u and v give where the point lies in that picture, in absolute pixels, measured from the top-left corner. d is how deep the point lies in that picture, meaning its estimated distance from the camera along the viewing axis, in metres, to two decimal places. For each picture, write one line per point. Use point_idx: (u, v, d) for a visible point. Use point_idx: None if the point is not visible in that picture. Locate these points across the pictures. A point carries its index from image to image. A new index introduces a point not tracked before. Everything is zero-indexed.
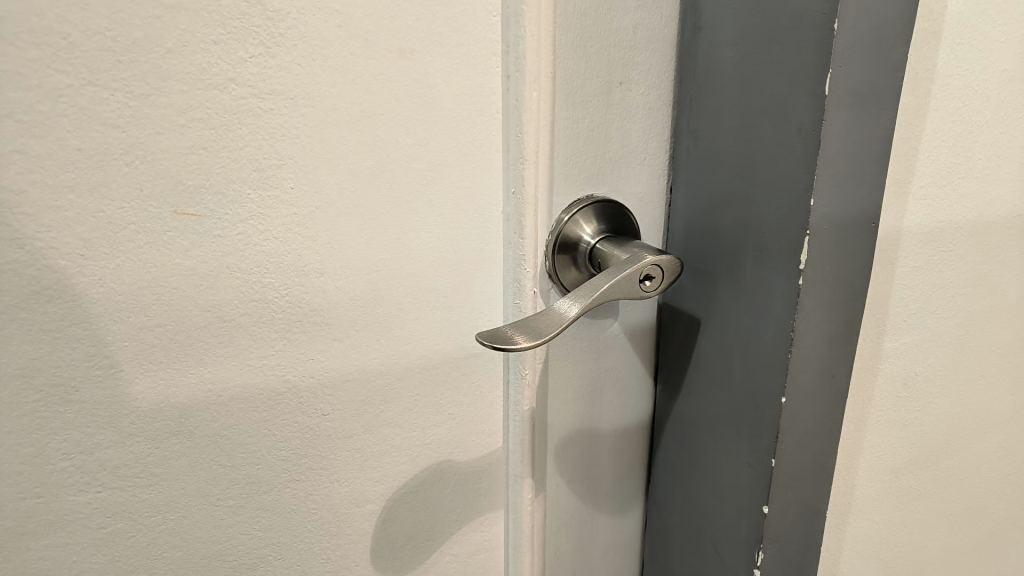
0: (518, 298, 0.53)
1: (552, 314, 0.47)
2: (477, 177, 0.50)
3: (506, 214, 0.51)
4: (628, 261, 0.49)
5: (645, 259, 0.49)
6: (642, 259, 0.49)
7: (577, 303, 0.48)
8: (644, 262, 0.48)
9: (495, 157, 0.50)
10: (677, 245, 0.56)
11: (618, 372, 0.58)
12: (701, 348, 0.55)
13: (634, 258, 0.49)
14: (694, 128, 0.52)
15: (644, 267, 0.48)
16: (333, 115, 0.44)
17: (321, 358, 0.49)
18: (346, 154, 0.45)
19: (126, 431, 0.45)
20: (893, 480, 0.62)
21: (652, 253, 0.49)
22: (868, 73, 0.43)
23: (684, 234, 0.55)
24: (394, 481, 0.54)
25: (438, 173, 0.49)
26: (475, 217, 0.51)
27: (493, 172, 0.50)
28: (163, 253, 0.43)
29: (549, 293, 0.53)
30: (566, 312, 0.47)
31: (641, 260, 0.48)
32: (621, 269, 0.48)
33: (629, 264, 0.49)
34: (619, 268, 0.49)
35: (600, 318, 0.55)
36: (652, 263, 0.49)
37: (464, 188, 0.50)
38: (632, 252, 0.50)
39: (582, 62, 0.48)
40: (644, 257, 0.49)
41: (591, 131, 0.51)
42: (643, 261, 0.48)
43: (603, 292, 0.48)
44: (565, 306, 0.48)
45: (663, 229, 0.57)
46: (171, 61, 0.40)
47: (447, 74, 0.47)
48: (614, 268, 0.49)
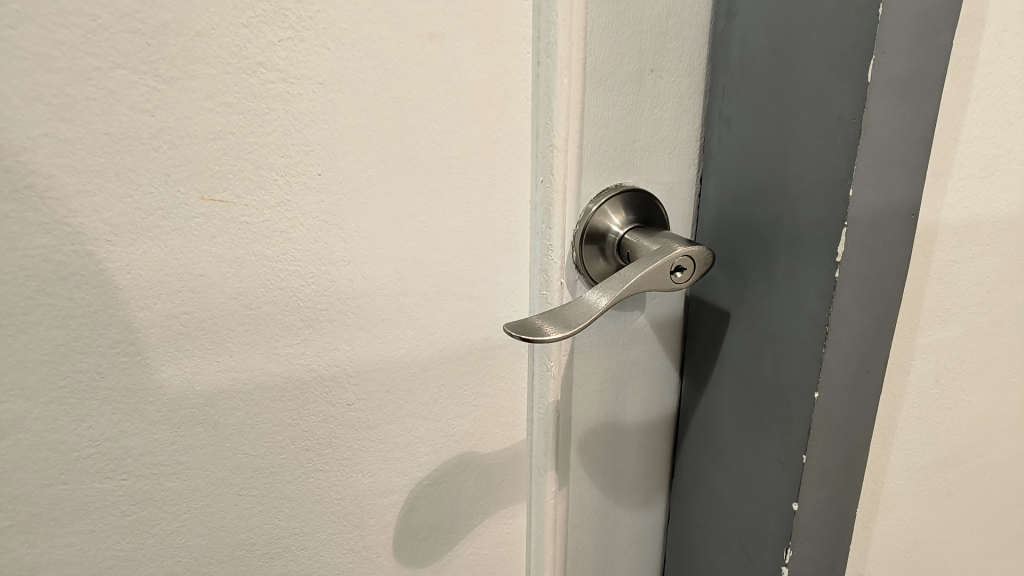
0: (545, 289, 0.52)
1: (581, 304, 0.47)
2: (505, 166, 0.49)
3: (533, 203, 0.51)
4: (658, 252, 0.48)
5: (676, 251, 0.47)
6: (673, 250, 0.47)
7: (606, 294, 0.47)
8: (675, 254, 0.47)
9: (524, 145, 0.49)
10: (707, 237, 0.55)
11: (643, 365, 0.58)
12: (730, 341, 0.54)
13: (665, 248, 0.48)
14: (726, 117, 0.51)
15: (674, 259, 0.47)
16: (362, 101, 0.44)
17: (347, 347, 0.48)
18: (374, 141, 0.45)
19: (152, 418, 0.44)
20: (922, 478, 0.61)
21: (683, 244, 0.48)
22: (911, 60, 0.42)
23: (714, 226, 0.54)
24: (417, 473, 0.53)
25: (466, 161, 0.48)
26: (503, 206, 0.50)
27: (520, 161, 0.50)
28: (190, 240, 0.42)
29: (576, 284, 0.53)
30: (595, 303, 0.46)
31: (671, 251, 0.47)
32: (651, 261, 0.47)
33: (659, 255, 0.48)
34: (648, 259, 0.48)
35: (627, 310, 0.55)
36: (683, 255, 0.47)
37: (492, 176, 0.49)
38: (663, 243, 0.49)
39: (614, 49, 0.47)
40: (675, 248, 0.48)
41: (621, 120, 0.50)
42: (673, 252, 0.47)
43: (633, 283, 0.47)
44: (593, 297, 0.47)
45: (692, 220, 0.56)
46: (200, 44, 0.39)
47: (476, 60, 0.46)
48: (644, 259, 0.48)
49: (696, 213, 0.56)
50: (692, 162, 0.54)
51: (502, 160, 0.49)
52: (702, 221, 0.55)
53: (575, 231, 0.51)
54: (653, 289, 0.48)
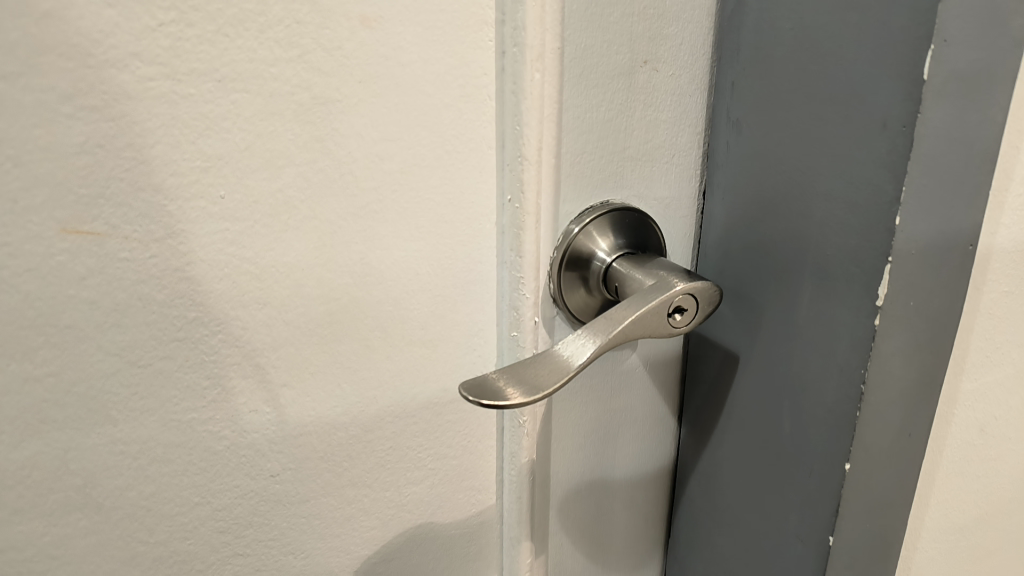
0: (515, 329, 0.43)
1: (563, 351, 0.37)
2: (464, 181, 0.40)
3: (500, 225, 0.41)
4: (655, 286, 0.39)
5: (678, 286, 0.38)
6: (674, 286, 0.38)
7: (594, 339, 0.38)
8: (677, 290, 0.38)
9: (488, 155, 0.40)
10: (710, 264, 0.46)
11: (636, 412, 0.49)
12: (739, 390, 0.45)
13: (664, 282, 0.39)
14: (735, 120, 0.42)
15: (675, 297, 0.38)
16: (275, 103, 0.34)
17: (268, 408, 0.39)
18: (294, 153, 0.35)
19: (14, 506, 0.35)
20: (960, 539, 0.52)
21: (684, 280, 0.39)
22: (978, 51, 0.32)
23: (719, 252, 0.45)
24: (362, 550, 0.44)
25: (415, 176, 0.38)
26: (462, 232, 0.41)
27: (484, 174, 0.40)
28: (52, 284, 0.33)
29: (554, 322, 0.43)
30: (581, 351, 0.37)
31: (672, 287, 0.38)
32: (647, 297, 0.38)
33: (656, 291, 0.38)
34: (643, 295, 0.38)
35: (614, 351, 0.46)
36: (685, 292, 0.38)
37: (448, 194, 0.39)
38: (661, 276, 0.40)
39: (596, 35, 0.38)
40: (676, 283, 0.38)
41: (607, 123, 0.40)
42: (675, 288, 0.38)
43: (621, 330, 0.38)
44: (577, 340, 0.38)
45: (694, 243, 0.46)
46: (49, 29, 0.30)
47: (425, 50, 0.36)
48: (636, 296, 0.39)
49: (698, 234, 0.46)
50: (694, 173, 0.45)
51: (461, 173, 0.39)
52: (706, 243, 0.46)
53: (552, 258, 0.42)
54: (648, 335, 0.39)
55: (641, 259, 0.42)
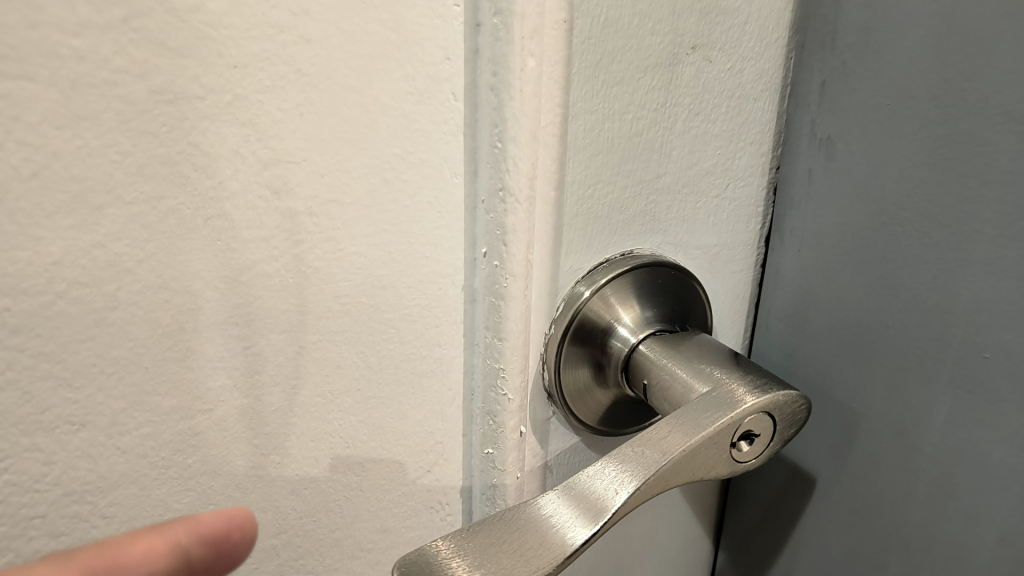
0: (490, 444, 0.28)
1: (571, 501, 0.23)
2: (414, 226, 0.25)
3: (469, 291, 0.27)
4: (711, 392, 0.25)
5: (750, 396, 0.25)
6: (743, 398, 0.25)
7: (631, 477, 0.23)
8: (749, 406, 0.24)
9: (450, 186, 0.25)
10: (771, 342, 0.32)
11: (658, 539, 0.35)
12: (814, 526, 0.31)
13: (724, 387, 0.25)
14: (823, 138, 0.28)
15: (745, 418, 0.24)
16: (84, 98, 0.19)
17: None
18: (120, 184, 0.21)
19: None
20: None
21: (755, 389, 0.25)
22: None
23: (790, 327, 0.31)
24: None
25: (333, 219, 0.24)
26: (410, 299, 0.26)
27: (443, 214, 0.25)
28: None
29: (548, 425, 0.30)
30: (606, 503, 0.23)
31: (741, 399, 0.25)
32: (703, 410, 0.24)
33: (715, 402, 0.25)
34: (694, 403, 0.25)
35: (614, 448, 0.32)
36: (760, 411, 0.25)
37: (388, 247, 0.25)
38: (721, 377, 0.26)
39: (621, 3, 0.25)
40: (748, 393, 0.25)
41: (633, 138, 0.27)
42: (745, 403, 0.24)
43: (665, 472, 0.23)
44: (603, 475, 0.23)
45: (747, 308, 0.33)
46: None
47: (349, 17, 0.22)
48: (683, 411, 0.24)
49: (756, 296, 0.33)
50: (753, 211, 0.31)
51: (410, 213, 0.25)
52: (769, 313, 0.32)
53: (549, 335, 0.28)
54: (704, 478, 0.24)
55: (679, 340, 0.29)
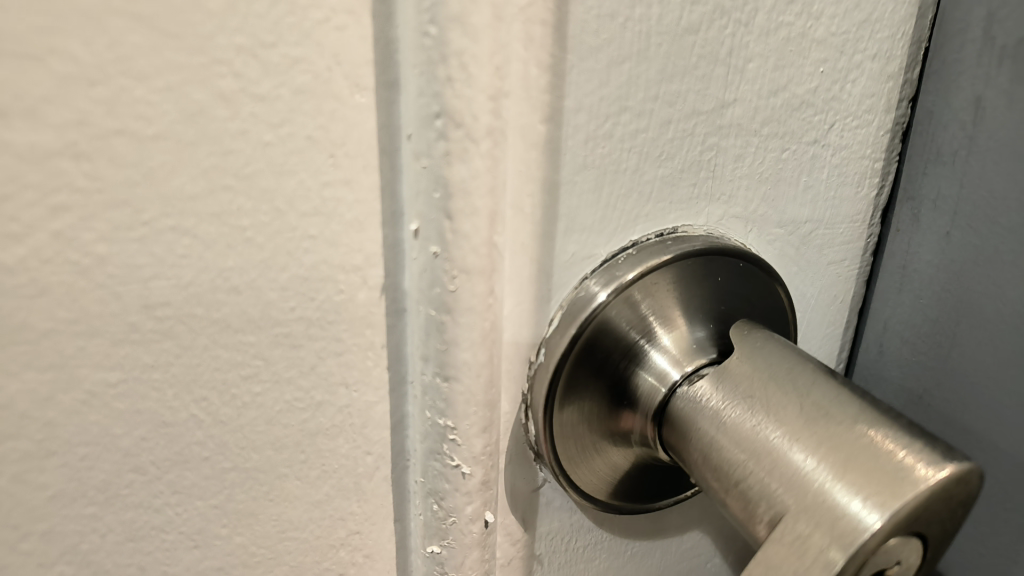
0: (436, 539, 0.17)
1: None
2: (285, 182, 0.14)
3: (394, 296, 0.16)
4: (798, 526, 0.14)
5: (846, 543, 0.13)
6: (843, 541, 0.13)
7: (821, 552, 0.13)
8: (862, 551, 0.13)
9: (349, 111, 0.14)
10: (886, 373, 0.21)
11: None
12: None
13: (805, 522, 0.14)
14: (1009, 46, 0.17)
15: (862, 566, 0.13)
16: None
17: None
18: None
19: None
20: None
21: (875, 499, 0.13)
22: None
23: (926, 355, 0.20)
24: None
25: (124, 168, 0.13)
26: (288, 310, 0.15)
27: (341, 161, 0.14)
28: None
29: (535, 498, 0.19)
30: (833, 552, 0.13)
31: (845, 542, 0.13)
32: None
33: (795, 566, 0.13)
34: (764, 575, 0.14)
35: (644, 522, 0.21)
36: (889, 541, 0.13)
37: (238, 219, 0.14)
38: (793, 478, 0.14)
39: None
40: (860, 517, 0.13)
41: (684, 37, 0.16)
42: (857, 547, 0.13)
43: None
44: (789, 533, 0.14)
45: (848, 316, 0.22)
46: None
47: None
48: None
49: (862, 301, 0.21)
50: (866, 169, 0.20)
51: (274, 156, 0.13)
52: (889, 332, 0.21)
53: (536, 365, 0.17)
54: None
55: (721, 375, 0.17)
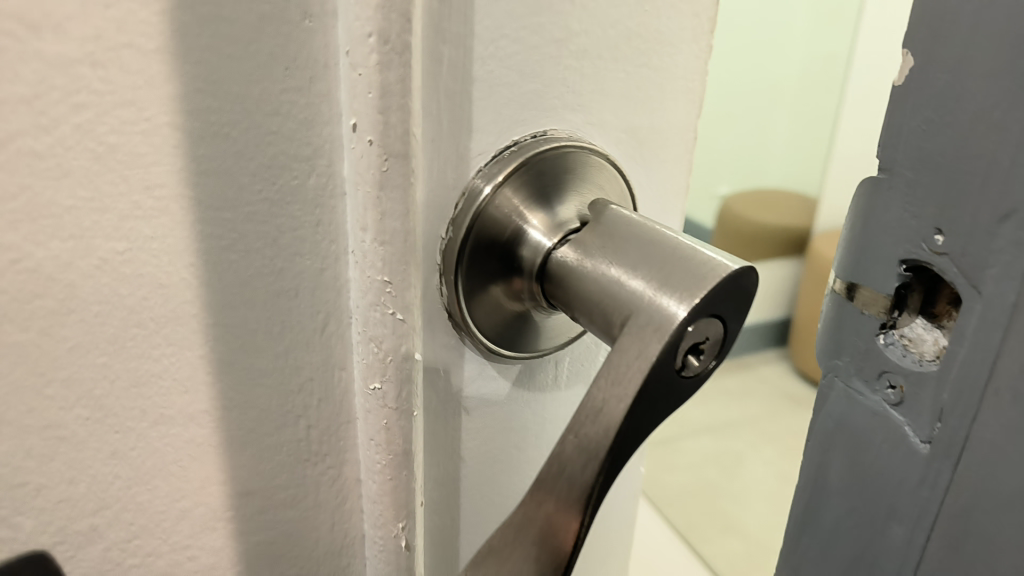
0: (376, 377, 0.22)
1: (623, 362, 0.20)
2: (252, 88, 0.18)
3: (338, 180, 0.20)
4: (636, 323, 0.20)
5: (663, 329, 0.19)
6: (661, 326, 0.19)
7: (647, 333, 0.19)
8: (674, 331, 0.19)
9: (300, 33, 0.18)
10: (834, 412, 0.22)
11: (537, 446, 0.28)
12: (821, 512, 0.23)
13: (659, 292, 0.20)
14: None
15: (676, 340, 0.19)
16: None
17: None
18: None
19: None
20: None
21: (683, 298, 0.19)
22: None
23: (931, 522, 0.20)
24: None
25: (130, 75, 0.16)
26: (255, 192, 0.19)
27: (295, 72, 0.18)
28: None
29: (450, 348, 0.25)
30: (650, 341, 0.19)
31: (662, 326, 0.19)
32: (633, 355, 0.19)
33: (639, 344, 0.19)
34: (615, 353, 0.20)
35: (536, 374, 0.27)
36: (692, 322, 0.19)
37: (216, 117, 0.18)
38: (635, 294, 0.20)
39: None
40: (672, 310, 0.19)
41: None
42: (669, 328, 0.19)
43: (619, 457, 0.19)
44: (632, 327, 0.20)
45: (860, 321, 0.21)
46: None
47: None
48: (611, 359, 0.20)
49: (873, 304, 0.21)
50: (881, 155, 0.20)
51: (244, 68, 0.18)
52: (909, 321, 0.21)
53: (446, 241, 0.23)
54: (665, 416, 0.20)
55: (586, 240, 0.23)
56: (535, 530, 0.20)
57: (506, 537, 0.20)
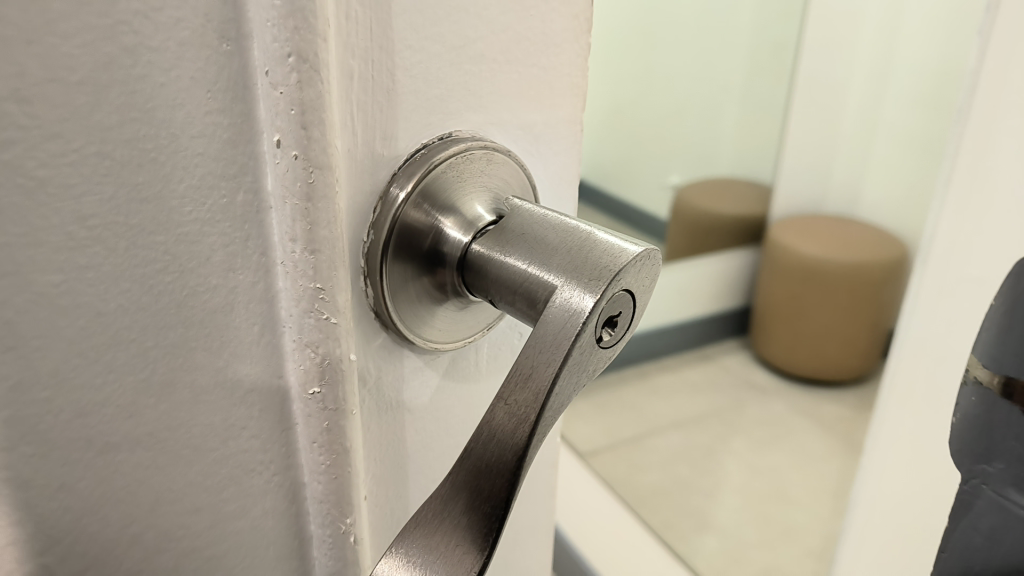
0: (314, 383, 0.23)
1: (551, 331, 0.21)
2: (176, 112, 0.18)
3: (264, 195, 0.21)
4: (561, 299, 0.22)
5: (584, 303, 0.21)
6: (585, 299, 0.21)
7: (571, 306, 0.21)
8: (595, 304, 0.21)
9: (220, 57, 0.19)
10: None
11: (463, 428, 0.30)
12: None
13: (585, 268, 0.22)
14: None
15: (597, 313, 0.21)
16: None
17: None
18: None
19: None
20: None
21: (604, 273, 0.21)
22: None
23: None
24: None
25: (57, 109, 0.17)
26: (187, 213, 0.19)
27: (217, 95, 0.19)
28: None
29: (378, 346, 0.26)
30: (574, 314, 0.21)
31: (585, 301, 0.21)
32: (558, 326, 0.21)
33: (564, 316, 0.21)
34: (541, 325, 0.21)
35: (460, 362, 0.29)
36: (609, 297, 0.21)
37: (144, 143, 0.18)
38: (559, 274, 0.22)
39: None
40: (594, 285, 0.21)
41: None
42: (591, 302, 0.21)
43: (543, 420, 0.21)
44: (557, 303, 0.21)
45: None
46: None
47: None
48: (540, 330, 0.21)
49: None
50: None
51: (167, 93, 0.18)
52: None
53: (369, 243, 0.24)
54: (578, 386, 0.22)
55: (501, 233, 0.25)
56: (469, 492, 0.21)
57: (442, 499, 0.22)
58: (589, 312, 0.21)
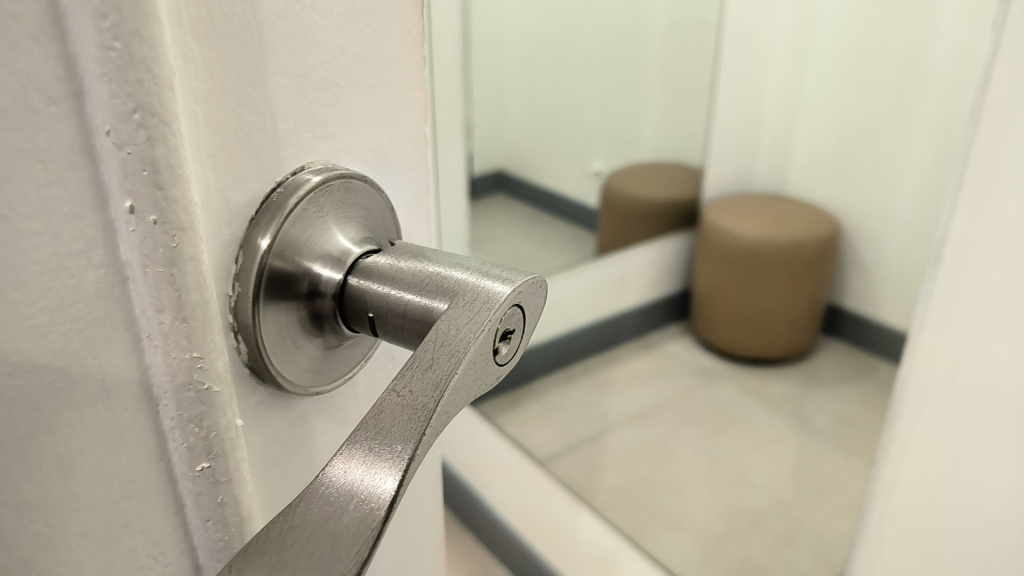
0: (203, 458, 0.21)
1: (459, 321, 0.21)
2: (5, 191, 0.16)
3: (117, 267, 0.18)
4: (457, 310, 0.21)
5: (489, 309, 0.21)
6: (488, 304, 0.21)
7: (472, 307, 0.21)
8: (499, 306, 0.21)
9: (49, 121, 0.16)
10: None
11: None
12: None
13: (479, 277, 0.22)
14: None
15: (500, 318, 0.21)
16: None
17: None
18: None
19: None
20: None
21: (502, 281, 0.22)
22: None
23: None
24: None
25: None
26: (33, 301, 0.17)
27: (49, 164, 0.16)
28: None
29: (257, 401, 0.24)
30: (478, 318, 0.21)
31: (488, 304, 0.21)
32: (459, 324, 0.21)
33: (468, 316, 0.21)
34: (445, 323, 0.21)
35: (339, 398, 0.28)
36: (510, 307, 0.21)
37: None
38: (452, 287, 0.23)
39: None
40: (494, 289, 0.21)
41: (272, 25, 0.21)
42: (493, 309, 0.21)
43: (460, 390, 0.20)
44: (453, 311, 0.21)
45: None
46: None
47: None
48: (441, 331, 0.21)
49: None
50: None
51: None
52: None
53: (236, 296, 0.22)
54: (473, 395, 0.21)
55: (372, 266, 0.24)
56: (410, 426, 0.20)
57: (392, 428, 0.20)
58: (495, 308, 0.21)
